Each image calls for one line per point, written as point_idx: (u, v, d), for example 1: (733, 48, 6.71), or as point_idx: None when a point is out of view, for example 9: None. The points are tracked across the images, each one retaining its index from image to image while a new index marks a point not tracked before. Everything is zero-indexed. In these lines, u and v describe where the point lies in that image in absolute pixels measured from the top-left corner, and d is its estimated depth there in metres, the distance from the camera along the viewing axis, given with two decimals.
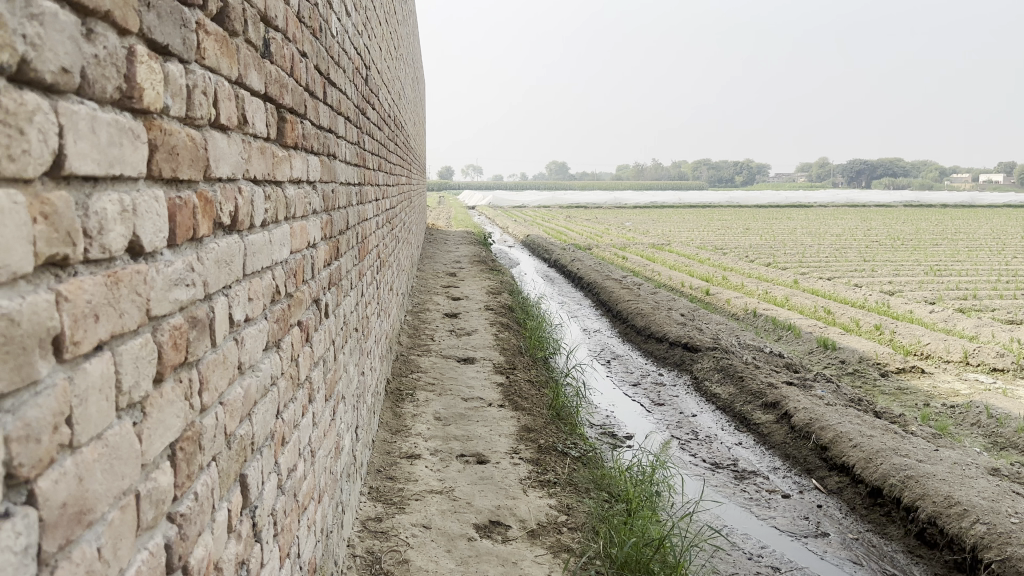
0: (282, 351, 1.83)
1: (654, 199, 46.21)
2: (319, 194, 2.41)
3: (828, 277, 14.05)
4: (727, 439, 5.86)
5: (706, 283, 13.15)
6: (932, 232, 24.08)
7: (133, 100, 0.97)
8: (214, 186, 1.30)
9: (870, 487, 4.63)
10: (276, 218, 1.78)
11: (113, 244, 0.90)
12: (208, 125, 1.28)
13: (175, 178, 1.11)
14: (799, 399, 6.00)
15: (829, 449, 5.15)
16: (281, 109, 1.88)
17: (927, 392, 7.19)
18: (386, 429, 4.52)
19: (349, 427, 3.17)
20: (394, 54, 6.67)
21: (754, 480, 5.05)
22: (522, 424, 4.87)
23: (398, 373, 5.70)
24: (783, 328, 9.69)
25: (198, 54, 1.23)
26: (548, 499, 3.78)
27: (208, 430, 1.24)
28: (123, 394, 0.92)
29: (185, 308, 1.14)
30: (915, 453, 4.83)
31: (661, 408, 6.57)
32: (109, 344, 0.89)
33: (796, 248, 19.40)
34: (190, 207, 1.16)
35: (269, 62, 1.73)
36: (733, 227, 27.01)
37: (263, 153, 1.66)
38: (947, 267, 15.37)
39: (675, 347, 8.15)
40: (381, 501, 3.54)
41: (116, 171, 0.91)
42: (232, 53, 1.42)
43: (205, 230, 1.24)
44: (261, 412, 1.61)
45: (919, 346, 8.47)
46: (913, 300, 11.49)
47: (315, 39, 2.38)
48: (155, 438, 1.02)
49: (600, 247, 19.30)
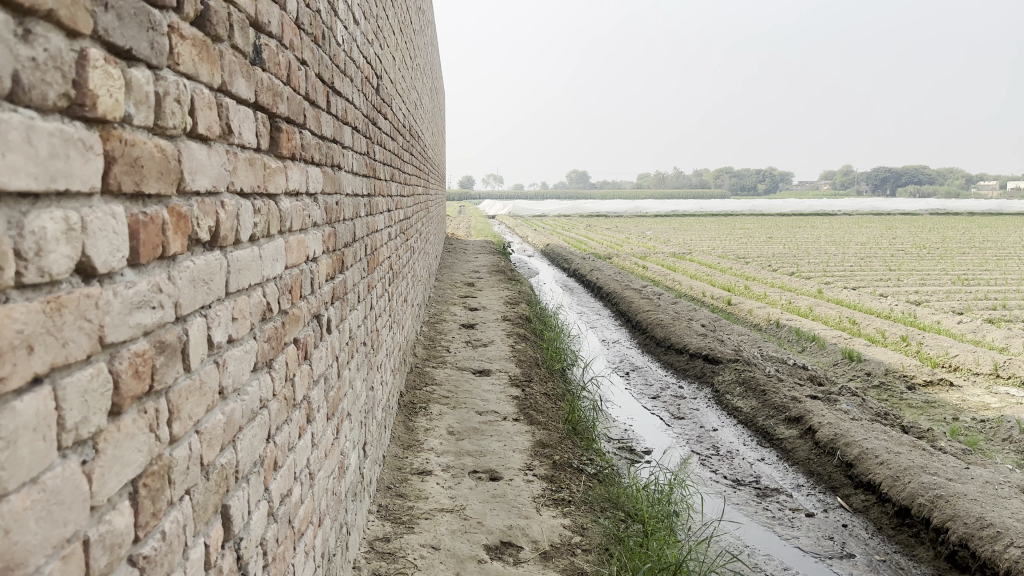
0: (275, 372, 1.75)
1: (676, 207, 45.97)
2: (320, 206, 2.33)
3: (852, 287, 13.82)
4: (749, 454, 5.72)
5: (728, 293, 12.98)
6: (961, 241, 23.61)
7: (85, 108, 0.88)
8: (190, 201, 1.22)
9: (897, 506, 4.46)
10: (268, 232, 1.70)
11: (54, 266, 0.81)
12: (184, 135, 1.20)
13: (140, 193, 1.03)
14: (823, 413, 5.83)
15: (855, 466, 4.98)
16: (275, 118, 1.80)
17: (956, 405, 7.00)
18: (397, 444, 4.44)
19: (356, 443, 3.09)
20: (410, 63, 6.59)
21: (777, 498, 4.91)
22: (536, 439, 4.76)
23: (412, 386, 5.62)
24: (807, 339, 9.51)
25: (171, 59, 1.15)
26: (562, 518, 3.66)
27: (180, 462, 1.15)
28: (67, 431, 0.84)
29: (151, 333, 1.06)
30: (944, 471, 4.65)
31: (681, 422, 6.43)
32: (49, 376, 0.81)
33: (821, 257, 19.12)
34: (158, 223, 1.08)
35: (261, 69, 1.66)
36: (755, 236, 26.72)
37: (252, 164, 1.58)
38: (976, 277, 15.07)
39: (696, 359, 7.99)
40: (389, 520, 3.45)
41: (60, 186, 0.83)
42: (214, 59, 1.34)
43: (178, 248, 1.16)
44: (248, 437, 1.52)
45: (948, 358, 8.26)
46: (940, 310, 11.25)
47: (317, 47, 2.31)
48: (111, 476, 0.94)
49: (621, 256, 19.15)
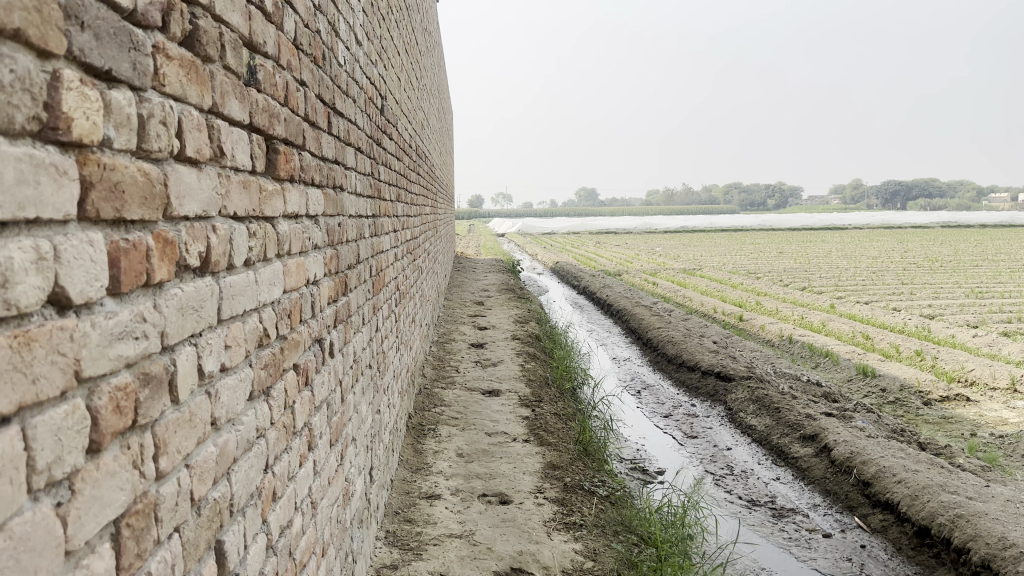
0: (273, 400, 1.70)
1: (686, 224, 45.93)
2: (321, 228, 2.29)
3: (865, 301, 13.69)
4: (765, 474, 5.62)
5: (740, 309, 12.89)
6: (973, 254, 23.40)
7: (59, 131, 0.85)
8: (178, 227, 1.18)
9: (917, 526, 4.35)
10: (264, 255, 1.66)
11: (23, 299, 0.77)
12: (172, 158, 1.17)
13: (122, 219, 0.99)
14: (839, 431, 5.72)
15: (872, 485, 4.87)
16: (272, 140, 1.76)
17: (973, 421, 6.87)
18: (406, 467, 4.37)
19: (361, 469, 3.03)
20: (416, 82, 6.56)
21: (793, 518, 4.81)
22: (547, 460, 4.68)
23: (420, 408, 5.56)
24: (820, 355, 9.40)
25: (156, 80, 1.11)
26: (574, 542, 3.58)
27: (167, 499, 1.10)
28: (39, 472, 0.79)
29: (135, 365, 1.02)
30: (964, 489, 4.54)
31: (695, 441, 6.34)
32: (17, 416, 0.76)
33: (833, 272, 18.98)
34: (142, 250, 1.04)
35: (256, 90, 1.62)
36: (766, 251, 26.61)
37: (247, 187, 1.54)
38: (989, 290, 14.92)
39: (708, 377, 7.91)
40: (397, 547, 3.38)
41: (31, 214, 0.79)
42: (204, 80, 1.31)
43: (165, 274, 1.12)
44: (243, 470, 1.47)
45: (964, 373, 8.12)
46: (954, 324, 11.11)
47: (317, 68, 2.29)
48: (89, 518, 0.88)
49: (631, 274, 19.07)
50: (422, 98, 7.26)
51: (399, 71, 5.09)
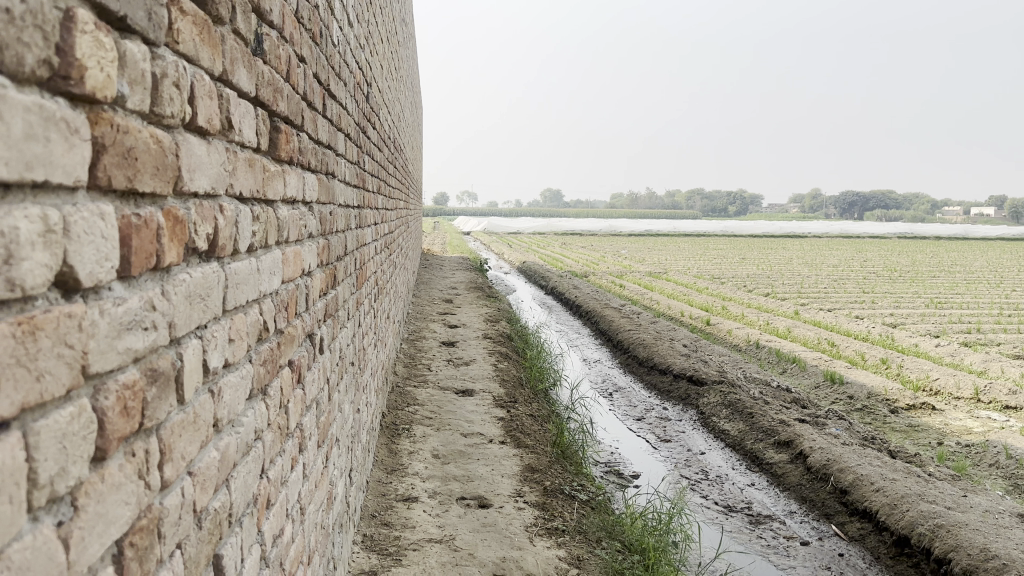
0: (269, 399, 1.57)
1: (650, 226, 46.17)
2: (315, 216, 2.16)
3: (828, 308, 13.81)
4: (740, 480, 5.58)
5: (706, 313, 12.93)
6: (930, 264, 23.85)
7: (71, 82, 0.71)
8: (188, 204, 1.04)
9: (895, 535, 4.34)
10: (265, 242, 1.52)
11: (28, 279, 0.64)
12: (182, 126, 1.03)
13: (133, 191, 0.86)
14: (814, 438, 5.70)
15: (850, 492, 4.86)
16: (275, 117, 1.63)
17: (940, 429, 6.93)
18: (381, 468, 4.23)
19: (343, 471, 2.88)
20: (395, 71, 6.38)
21: (771, 525, 4.78)
22: (525, 463, 4.58)
23: (393, 406, 5.41)
24: (788, 361, 9.43)
25: (170, 36, 0.98)
26: (557, 549, 3.48)
27: (170, 513, 0.97)
28: (40, 487, 0.65)
29: (141, 360, 0.88)
30: (942, 499, 4.55)
31: (668, 445, 6.29)
32: (19, 420, 0.63)
33: (796, 279, 19.15)
34: (152, 228, 0.90)
35: (262, 62, 1.49)
36: (729, 257, 26.80)
37: (252, 167, 1.40)
38: (947, 300, 15.17)
39: (680, 380, 7.86)
40: (375, 552, 3.24)
41: (39, 176, 0.65)
42: (215, 43, 1.17)
43: (174, 257, 0.99)
44: (241, 476, 1.33)
45: (929, 382, 8.20)
46: (916, 333, 11.25)
47: (315, 46, 2.14)
48: (93, 538, 0.75)
49: (597, 275, 19.07)
50: (400, 87, 7.09)
51: (382, 58, 4.91)
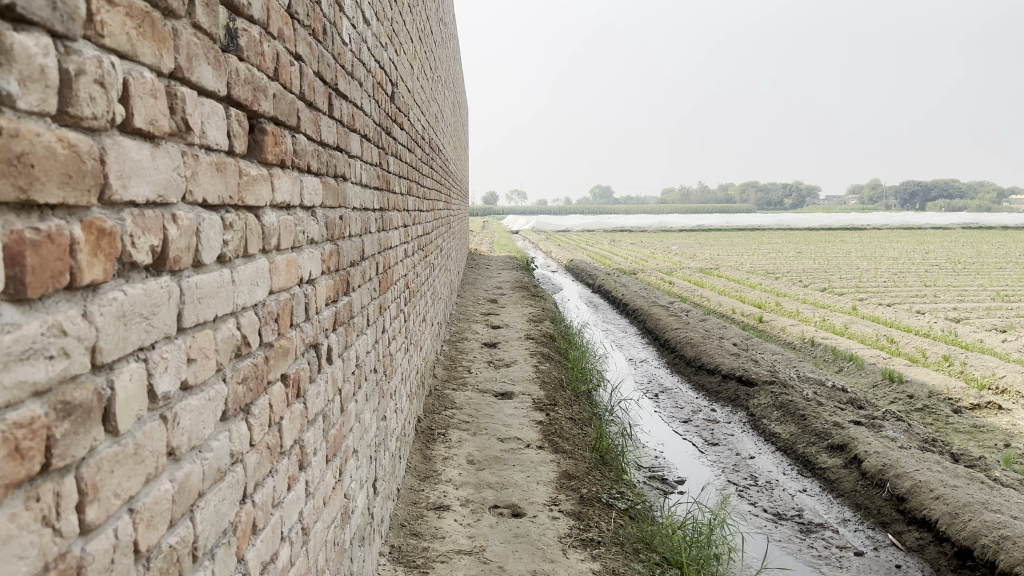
0: (254, 418, 1.47)
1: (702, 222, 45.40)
2: (318, 221, 2.06)
3: (887, 304, 13.29)
4: (790, 485, 5.35)
5: (760, 310, 12.57)
6: (996, 256, 22.85)
7: None
8: (121, 215, 0.95)
9: (957, 547, 4.08)
10: (244, 252, 1.42)
11: None
12: (114, 127, 0.94)
13: (31, 202, 0.76)
14: (870, 441, 5.44)
15: (907, 500, 4.61)
16: (257, 118, 1.53)
17: (1007, 431, 6.55)
18: (413, 474, 4.14)
19: (363, 483, 2.79)
20: (431, 71, 6.28)
21: (822, 534, 4.56)
22: (562, 469, 4.44)
23: (430, 411, 5.33)
24: (844, 359, 9.07)
25: (94, 29, 0.89)
26: (591, 562, 3.34)
27: (96, 558, 0.87)
28: None
29: (50, 393, 0.79)
30: (1008, 508, 4.26)
31: (715, 449, 6.08)
32: None
33: (854, 273, 18.53)
34: (61, 242, 0.81)
35: (235, 59, 1.39)
36: (785, 251, 26.07)
37: (222, 172, 1.31)
38: (1015, 293, 14.48)
39: (729, 380, 7.62)
40: (402, 564, 3.15)
41: None
42: (163, 36, 1.07)
43: (99, 273, 0.89)
44: (212, 504, 1.24)
45: (995, 380, 7.78)
46: (981, 328, 10.73)
47: (316, 42, 2.05)
48: None
49: (646, 272, 18.76)
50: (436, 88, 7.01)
51: (412, 55, 4.82)
